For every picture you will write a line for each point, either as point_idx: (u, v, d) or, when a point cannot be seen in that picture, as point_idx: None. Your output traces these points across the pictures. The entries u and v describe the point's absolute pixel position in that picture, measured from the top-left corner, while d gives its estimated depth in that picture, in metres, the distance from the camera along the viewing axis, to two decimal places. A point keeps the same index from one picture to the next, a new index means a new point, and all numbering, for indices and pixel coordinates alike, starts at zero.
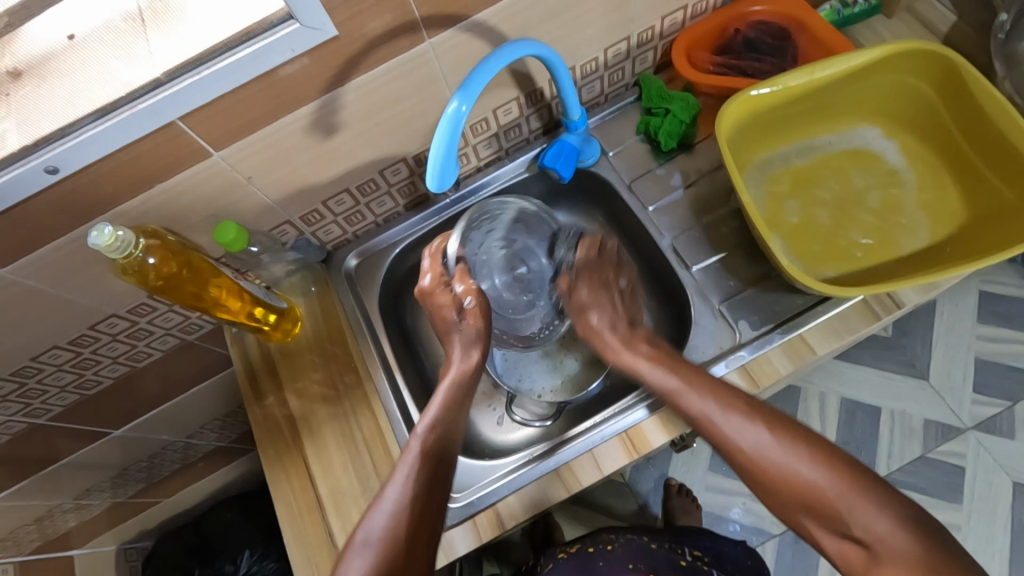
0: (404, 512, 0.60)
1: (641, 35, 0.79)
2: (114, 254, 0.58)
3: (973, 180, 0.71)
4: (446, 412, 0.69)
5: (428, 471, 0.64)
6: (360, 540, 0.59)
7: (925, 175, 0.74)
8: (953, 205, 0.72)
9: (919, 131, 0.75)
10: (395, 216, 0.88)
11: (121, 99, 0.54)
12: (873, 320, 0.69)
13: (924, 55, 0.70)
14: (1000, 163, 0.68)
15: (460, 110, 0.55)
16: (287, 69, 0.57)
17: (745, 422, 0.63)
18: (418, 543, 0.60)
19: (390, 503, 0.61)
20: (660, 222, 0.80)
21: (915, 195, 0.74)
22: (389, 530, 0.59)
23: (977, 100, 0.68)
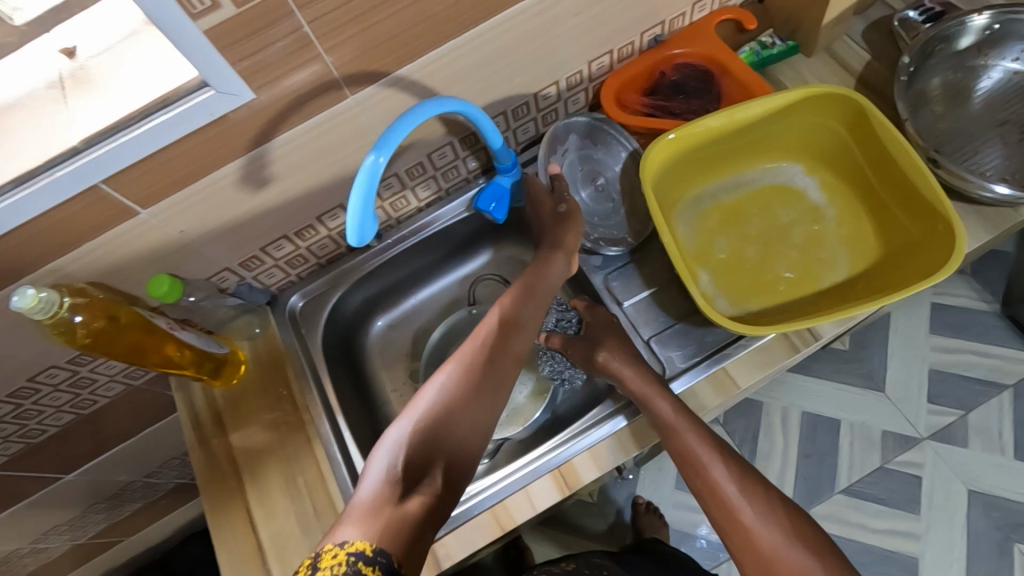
0: (441, 410, 0.58)
1: (571, 79, 0.82)
2: (38, 315, 0.59)
3: (886, 216, 0.74)
4: (458, 376, 0.61)
5: (433, 425, 0.57)
6: (372, 467, 0.55)
7: (846, 212, 0.77)
8: (870, 241, 0.74)
9: (837, 169, 0.79)
10: (339, 257, 0.90)
11: (37, 168, 0.55)
12: (792, 352, 0.72)
13: (837, 98, 0.73)
14: (908, 201, 0.71)
15: (377, 162, 0.57)
16: (208, 131, 0.59)
17: (719, 460, 0.65)
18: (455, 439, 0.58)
19: (396, 437, 0.57)
20: (594, 259, 0.83)
21: (836, 230, 0.76)
22: (394, 468, 0.54)
23: (885, 141, 0.71)
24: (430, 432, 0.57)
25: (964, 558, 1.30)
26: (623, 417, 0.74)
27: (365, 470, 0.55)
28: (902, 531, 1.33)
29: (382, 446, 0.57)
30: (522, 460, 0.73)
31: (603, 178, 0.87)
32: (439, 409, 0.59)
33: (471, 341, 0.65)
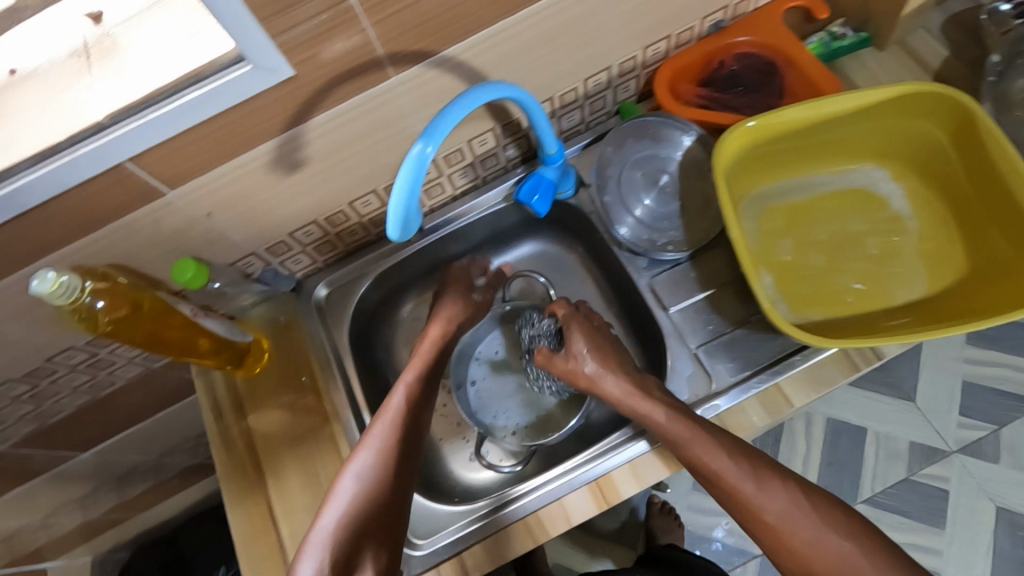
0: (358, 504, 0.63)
1: (623, 64, 0.77)
2: (58, 300, 0.55)
3: (976, 235, 0.68)
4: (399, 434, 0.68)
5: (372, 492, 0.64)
6: (317, 534, 0.62)
7: (930, 225, 0.71)
8: (955, 260, 0.69)
9: (929, 177, 0.72)
10: (368, 245, 0.86)
11: (60, 143, 0.51)
12: (851, 371, 0.67)
13: (938, 100, 0.66)
14: (1005, 220, 0.65)
15: (425, 152, 0.53)
16: (243, 111, 0.55)
17: (785, 484, 0.59)
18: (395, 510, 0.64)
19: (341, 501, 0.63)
20: (639, 261, 0.78)
21: (916, 244, 0.71)
22: (334, 529, 0.62)
23: (989, 151, 0.65)
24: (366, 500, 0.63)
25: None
26: (646, 442, 0.69)
27: (311, 533, 0.63)
28: (923, 545, 1.30)
29: (331, 503, 0.64)
30: (550, 472, 0.70)
31: (666, 176, 0.79)
32: (372, 472, 0.65)
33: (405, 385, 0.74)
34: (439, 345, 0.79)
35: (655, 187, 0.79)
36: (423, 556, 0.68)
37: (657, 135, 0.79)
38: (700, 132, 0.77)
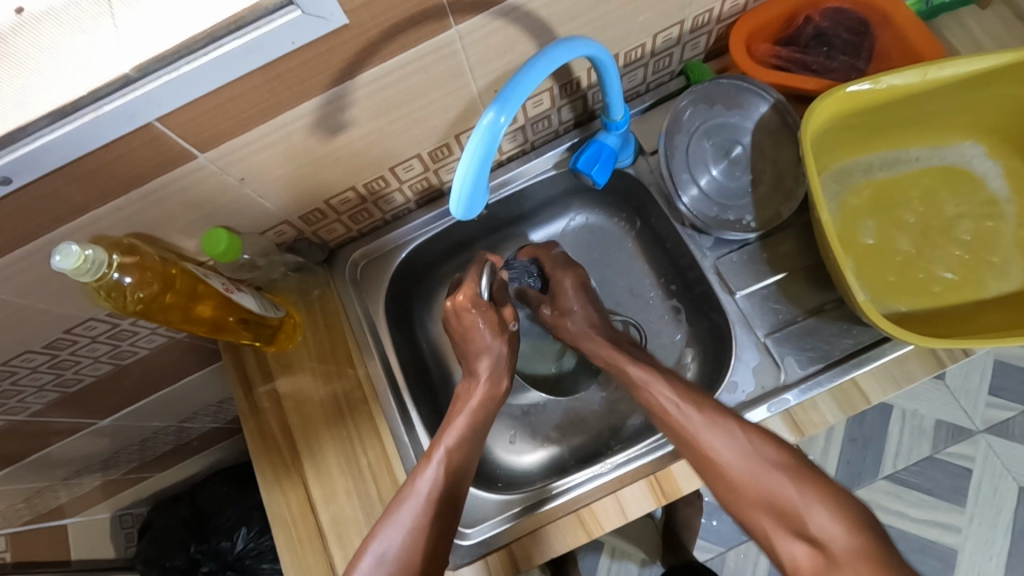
0: (420, 533, 0.59)
1: (698, 18, 0.68)
2: (84, 276, 0.50)
3: None
4: (465, 451, 0.65)
5: (434, 522, 0.60)
6: (370, 558, 0.58)
7: None
8: None
9: None
10: (405, 213, 0.80)
11: (81, 99, 0.44)
12: (936, 367, 0.62)
13: None
14: None
15: (498, 122, 0.46)
16: (287, 64, 0.48)
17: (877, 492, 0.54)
18: (436, 548, 0.59)
19: (401, 524, 0.59)
20: (703, 241, 0.73)
21: (1012, 230, 0.66)
22: (400, 551, 0.58)
23: None
24: (434, 517, 0.60)
25: (1004, 555, 1.26)
26: None
27: (362, 558, 0.58)
28: (943, 522, 1.29)
29: (385, 531, 0.59)
30: (597, 470, 0.67)
31: (739, 147, 0.71)
32: (440, 491, 0.61)
33: (467, 412, 0.68)
34: (487, 405, 0.70)
35: (726, 158, 0.72)
36: (472, 544, 0.65)
37: (731, 100, 0.71)
38: (778, 97, 0.70)
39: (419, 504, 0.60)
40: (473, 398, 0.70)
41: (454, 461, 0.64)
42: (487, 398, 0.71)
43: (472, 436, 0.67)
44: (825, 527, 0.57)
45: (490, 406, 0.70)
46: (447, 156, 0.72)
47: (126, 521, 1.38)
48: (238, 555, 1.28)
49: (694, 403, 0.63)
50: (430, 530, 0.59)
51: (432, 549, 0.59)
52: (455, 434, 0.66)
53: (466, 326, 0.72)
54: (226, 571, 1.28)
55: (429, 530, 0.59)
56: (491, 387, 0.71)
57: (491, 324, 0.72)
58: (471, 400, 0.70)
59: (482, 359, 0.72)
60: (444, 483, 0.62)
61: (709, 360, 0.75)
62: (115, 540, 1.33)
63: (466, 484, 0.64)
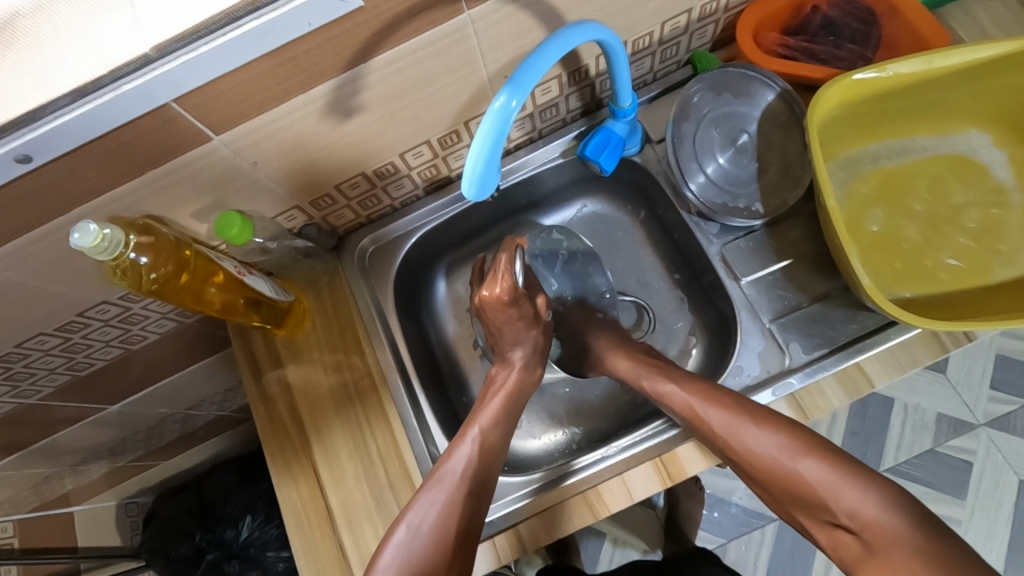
0: (454, 506, 0.60)
1: (706, 7, 0.68)
2: (101, 255, 0.51)
3: None
4: (498, 433, 0.67)
5: (467, 498, 0.60)
6: (405, 529, 0.58)
7: None
8: None
9: None
10: (413, 200, 0.81)
11: (101, 79, 0.44)
12: (940, 353, 0.63)
13: None
14: None
15: (508, 105, 0.47)
16: (302, 46, 0.49)
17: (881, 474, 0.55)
18: (469, 523, 0.60)
19: (436, 497, 0.60)
20: (708, 228, 0.73)
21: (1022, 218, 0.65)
22: (437, 528, 0.58)
23: None
24: (469, 494, 0.61)
25: (1004, 548, 1.27)
26: None
27: (397, 528, 0.59)
28: (945, 516, 1.29)
29: (421, 503, 0.60)
30: (604, 453, 0.68)
31: (745, 136, 0.72)
32: (474, 470, 0.62)
33: (501, 398, 0.70)
34: (519, 391, 0.71)
35: (732, 146, 0.72)
36: None
37: (739, 88, 0.72)
38: (784, 86, 0.70)
39: (453, 481, 0.61)
40: (506, 383, 0.71)
41: (488, 443, 0.65)
42: (521, 385, 0.72)
43: (503, 420, 0.68)
44: (863, 507, 0.53)
45: (524, 393, 0.72)
46: (456, 143, 0.73)
47: (131, 509, 1.39)
48: (242, 544, 1.30)
49: (723, 403, 0.62)
50: (466, 506, 0.60)
51: (465, 524, 0.59)
52: (489, 417, 0.67)
53: (500, 321, 0.71)
54: (231, 559, 1.30)
55: (465, 503, 0.60)
56: (524, 375, 0.72)
57: (528, 313, 0.71)
58: (504, 385, 0.71)
59: (516, 348, 0.73)
60: (479, 463, 0.63)
61: (714, 346, 0.76)
62: (121, 529, 1.35)
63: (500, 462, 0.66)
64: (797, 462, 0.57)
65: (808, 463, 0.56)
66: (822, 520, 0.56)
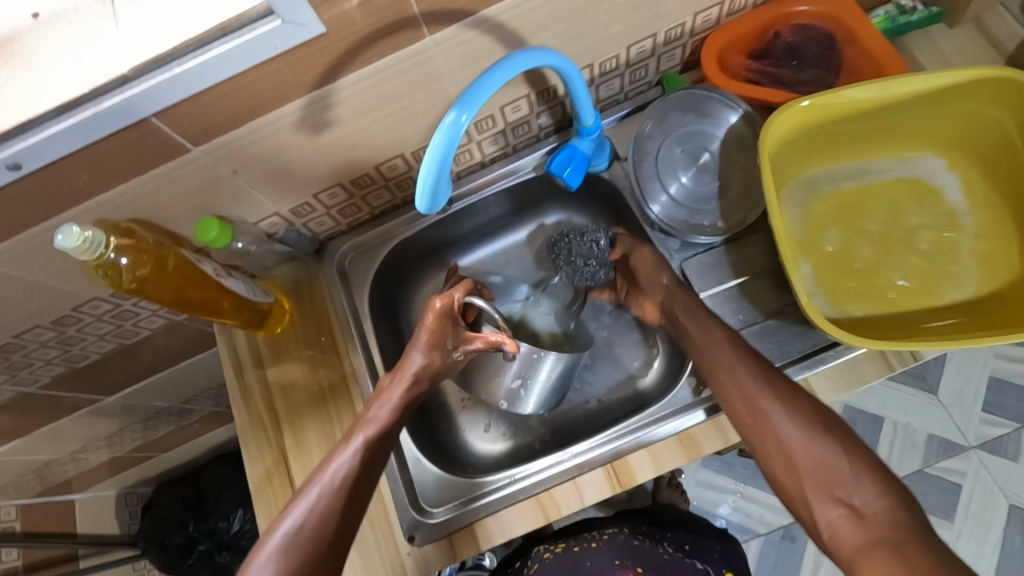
0: (326, 520, 0.58)
1: (671, 31, 0.71)
2: (84, 255, 0.55)
3: None
4: (382, 440, 0.64)
5: (342, 509, 0.59)
6: (277, 544, 0.56)
7: (988, 221, 0.67)
8: (1012, 260, 0.65)
9: (990, 169, 0.68)
10: (392, 208, 0.84)
11: (84, 95, 0.49)
12: (885, 371, 0.65)
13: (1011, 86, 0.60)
14: None
15: (459, 120, 0.50)
16: (272, 67, 0.53)
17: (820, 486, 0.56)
18: (343, 536, 0.58)
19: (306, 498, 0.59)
20: (670, 244, 0.76)
21: (970, 241, 0.67)
22: (308, 535, 0.57)
23: None
24: (343, 507, 0.59)
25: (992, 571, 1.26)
26: (669, 427, 0.68)
27: (270, 540, 0.57)
28: None
29: (293, 514, 0.58)
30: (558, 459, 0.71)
31: (706, 155, 0.75)
32: (354, 477, 0.61)
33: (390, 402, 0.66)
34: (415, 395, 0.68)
35: (694, 165, 0.75)
36: (436, 523, 0.69)
37: (701, 110, 0.75)
38: (747, 108, 0.73)
39: (328, 491, 0.59)
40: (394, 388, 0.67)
41: (373, 449, 0.63)
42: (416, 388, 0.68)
43: (393, 425, 0.65)
44: (868, 501, 0.53)
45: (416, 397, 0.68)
46: None
47: (131, 499, 1.44)
48: (232, 536, 1.40)
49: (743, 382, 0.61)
50: (332, 514, 0.58)
51: (338, 537, 0.58)
52: (375, 424, 0.64)
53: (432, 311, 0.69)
54: (221, 549, 1.40)
55: (339, 516, 0.59)
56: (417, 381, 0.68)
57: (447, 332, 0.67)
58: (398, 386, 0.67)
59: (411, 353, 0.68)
60: (359, 469, 0.61)
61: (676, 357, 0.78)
62: (120, 517, 1.40)
63: (383, 461, 0.64)
64: (817, 448, 0.56)
65: (819, 449, 0.56)
66: (829, 501, 0.54)
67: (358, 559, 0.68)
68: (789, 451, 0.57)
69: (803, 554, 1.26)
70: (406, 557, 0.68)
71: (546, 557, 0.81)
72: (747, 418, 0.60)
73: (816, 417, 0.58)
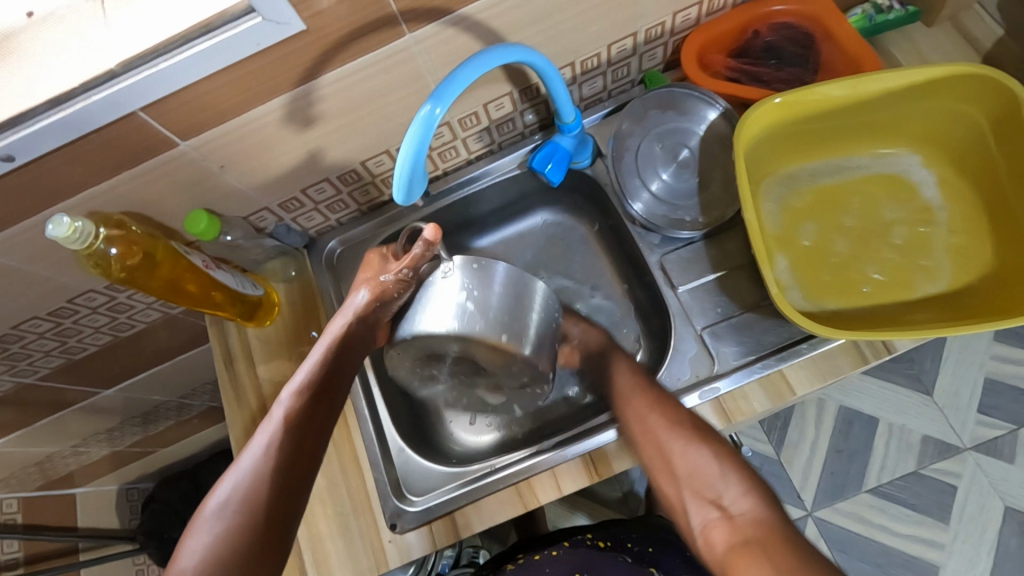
0: (256, 484, 0.59)
1: (651, 31, 0.73)
2: (74, 244, 0.57)
3: (1012, 233, 0.64)
4: (308, 399, 0.65)
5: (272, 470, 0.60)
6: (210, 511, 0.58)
7: (963, 216, 0.68)
8: (985, 256, 0.66)
9: (966, 166, 0.69)
10: (381, 205, 0.86)
11: (74, 90, 0.51)
12: (860, 363, 0.65)
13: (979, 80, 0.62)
14: None
15: (433, 113, 0.53)
16: (255, 63, 0.55)
17: None
18: (277, 495, 0.59)
19: (251, 460, 0.61)
20: (651, 238, 0.76)
21: (945, 236, 0.68)
22: (238, 501, 0.58)
23: None
24: (274, 464, 0.60)
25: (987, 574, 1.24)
26: None
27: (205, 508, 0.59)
28: (925, 538, 1.28)
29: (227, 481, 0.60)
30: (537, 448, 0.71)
31: (686, 151, 0.76)
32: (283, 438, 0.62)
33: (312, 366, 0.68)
34: (345, 352, 0.70)
35: (674, 161, 0.76)
36: (418, 511, 0.70)
37: (681, 107, 0.76)
38: (726, 105, 0.74)
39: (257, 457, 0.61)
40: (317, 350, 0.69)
41: (298, 409, 0.65)
42: (346, 349, 0.70)
43: (316, 387, 0.67)
44: (736, 501, 0.60)
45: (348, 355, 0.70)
46: None
47: (132, 494, 1.47)
48: None
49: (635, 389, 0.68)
50: (282, 472, 0.60)
51: (273, 497, 0.59)
52: (295, 386, 0.66)
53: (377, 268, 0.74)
54: None
55: (272, 476, 0.60)
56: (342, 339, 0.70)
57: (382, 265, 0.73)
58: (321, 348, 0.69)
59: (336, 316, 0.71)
60: (287, 429, 0.63)
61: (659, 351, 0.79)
62: (121, 510, 1.42)
63: (321, 423, 0.66)
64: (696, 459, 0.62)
65: (699, 455, 0.62)
66: (704, 502, 0.61)
67: (344, 545, 0.70)
68: (676, 463, 0.63)
69: None
70: (389, 545, 0.70)
71: (507, 568, 0.80)
72: (640, 424, 0.65)
73: (694, 425, 0.64)
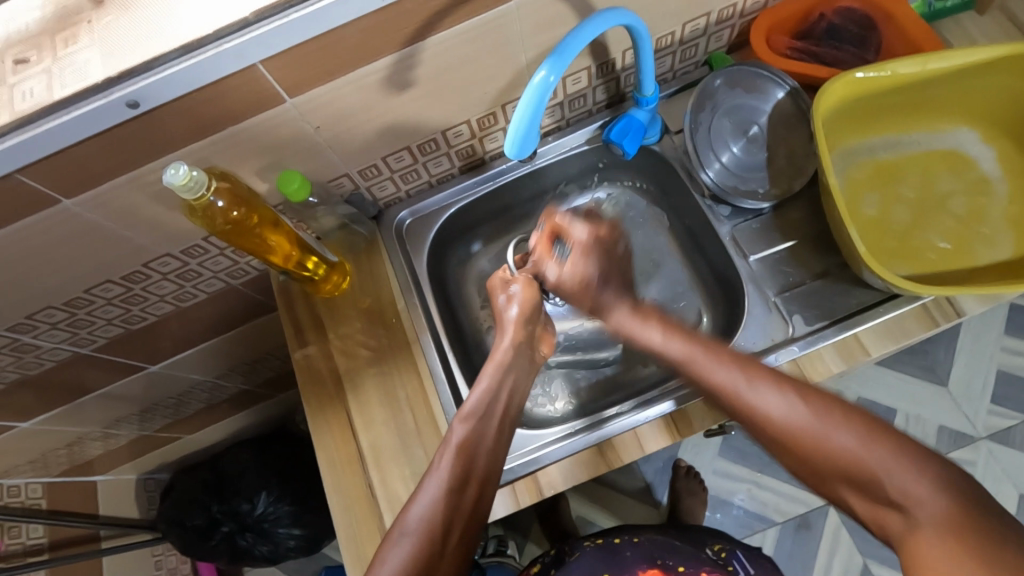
0: (444, 497, 0.59)
1: (723, 11, 0.76)
2: (187, 194, 0.58)
3: None
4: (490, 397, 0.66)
5: (461, 471, 0.61)
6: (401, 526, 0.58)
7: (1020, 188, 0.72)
8: None
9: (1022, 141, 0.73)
10: (448, 178, 0.88)
11: (206, 37, 0.53)
12: (930, 326, 0.68)
13: None
14: None
15: (547, 80, 0.54)
16: (375, 19, 0.56)
17: None
18: (465, 504, 0.60)
19: (431, 495, 0.59)
20: (720, 210, 0.80)
21: (1005, 207, 0.72)
22: (432, 512, 0.58)
23: None
24: (465, 468, 0.61)
25: None
26: None
27: (401, 518, 0.59)
28: None
29: (421, 492, 0.60)
30: (615, 411, 0.73)
31: (756, 127, 0.79)
32: (471, 445, 0.63)
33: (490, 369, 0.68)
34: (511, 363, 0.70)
35: (744, 136, 0.80)
36: (499, 471, 0.71)
37: (751, 85, 0.79)
38: (793, 84, 0.77)
39: (452, 459, 0.61)
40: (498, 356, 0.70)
41: (482, 411, 0.65)
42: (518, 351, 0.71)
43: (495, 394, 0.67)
44: (929, 498, 0.50)
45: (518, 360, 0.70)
46: (492, 125, 0.80)
47: (149, 485, 1.42)
48: (257, 518, 1.30)
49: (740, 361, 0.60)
50: (470, 487, 0.61)
51: (470, 504, 0.60)
52: (479, 391, 0.66)
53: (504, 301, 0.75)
54: (245, 531, 1.31)
55: (469, 483, 0.61)
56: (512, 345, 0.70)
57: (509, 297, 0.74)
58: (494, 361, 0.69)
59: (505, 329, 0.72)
60: (472, 437, 0.63)
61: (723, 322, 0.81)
62: (139, 501, 1.38)
63: (501, 427, 0.66)
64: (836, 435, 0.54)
65: (852, 442, 0.53)
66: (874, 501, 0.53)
67: None
68: (776, 421, 0.57)
69: (817, 544, 1.27)
70: None
71: (587, 546, 0.83)
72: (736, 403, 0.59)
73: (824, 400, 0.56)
